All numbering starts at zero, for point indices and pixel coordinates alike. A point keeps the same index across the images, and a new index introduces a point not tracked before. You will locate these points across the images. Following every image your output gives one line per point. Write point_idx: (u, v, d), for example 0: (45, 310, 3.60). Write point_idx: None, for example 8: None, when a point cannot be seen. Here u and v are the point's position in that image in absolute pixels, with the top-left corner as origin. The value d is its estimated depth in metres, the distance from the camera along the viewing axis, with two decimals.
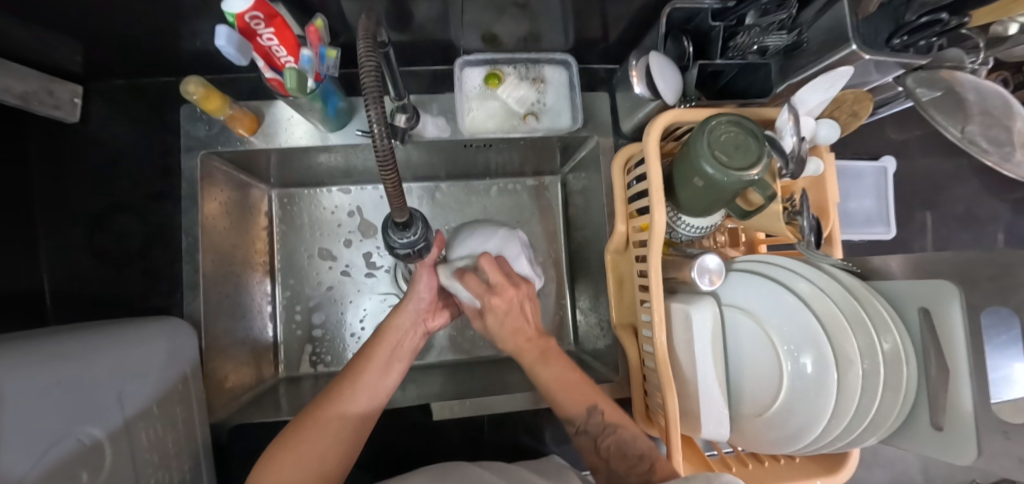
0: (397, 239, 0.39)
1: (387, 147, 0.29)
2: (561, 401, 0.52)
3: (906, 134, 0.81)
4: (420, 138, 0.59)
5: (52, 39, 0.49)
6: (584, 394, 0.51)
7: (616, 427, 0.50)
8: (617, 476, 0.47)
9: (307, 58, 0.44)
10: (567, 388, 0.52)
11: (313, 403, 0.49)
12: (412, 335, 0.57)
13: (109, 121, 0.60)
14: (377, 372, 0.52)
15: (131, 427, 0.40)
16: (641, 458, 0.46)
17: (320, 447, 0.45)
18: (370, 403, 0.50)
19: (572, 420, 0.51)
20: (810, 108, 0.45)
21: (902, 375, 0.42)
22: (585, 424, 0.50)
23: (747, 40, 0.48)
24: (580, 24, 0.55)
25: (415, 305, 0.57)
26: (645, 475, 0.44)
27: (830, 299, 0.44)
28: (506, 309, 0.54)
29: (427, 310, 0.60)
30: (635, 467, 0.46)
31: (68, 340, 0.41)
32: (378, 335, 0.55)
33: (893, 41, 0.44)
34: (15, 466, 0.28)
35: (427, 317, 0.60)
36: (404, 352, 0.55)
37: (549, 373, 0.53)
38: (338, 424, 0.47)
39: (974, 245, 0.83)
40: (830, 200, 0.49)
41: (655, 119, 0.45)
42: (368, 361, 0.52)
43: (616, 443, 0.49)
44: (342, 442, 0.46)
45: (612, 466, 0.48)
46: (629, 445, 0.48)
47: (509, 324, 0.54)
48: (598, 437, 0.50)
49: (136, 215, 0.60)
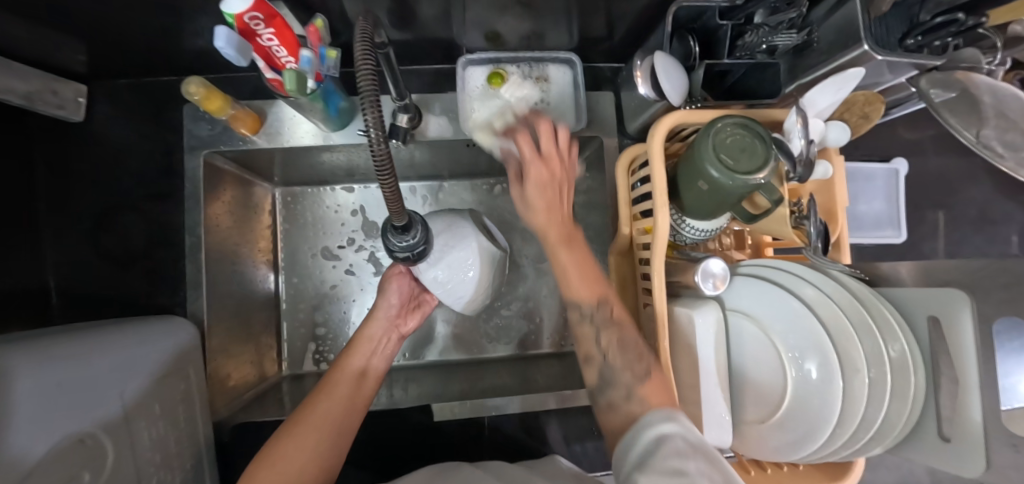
0: (396, 243, 0.39)
1: (383, 150, 0.28)
2: (571, 287, 0.47)
3: (918, 133, 0.79)
4: (422, 137, 0.59)
5: (54, 39, 0.48)
6: (596, 287, 0.46)
7: (619, 325, 0.46)
8: (609, 368, 0.44)
9: (307, 58, 0.43)
10: (585, 275, 0.46)
11: (291, 416, 0.48)
12: (386, 344, 0.60)
13: (113, 120, 0.60)
14: (350, 382, 0.53)
15: (131, 423, 0.41)
16: (640, 358, 0.43)
17: (301, 456, 0.44)
18: (350, 413, 0.50)
19: (577, 304, 0.47)
20: (820, 110, 0.44)
21: (910, 383, 0.40)
22: (592, 313, 0.46)
23: (755, 39, 0.47)
24: (583, 21, 0.53)
25: (384, 312, 0.60)
26: (641, 377, 0.41)
27: (836, 305, 0.43)
28: (548, 176, 0.45)
29: (397, 314, 0.62)
30: (633, 367, 0.42)
31: (73, 341, 0.41)
32: (351, 346, 0.57)
33: (906, 41, 0.43)
34: (17, 468, 0.29)
35: (399, 322, 0.62)
36: (380, 359, 0.58)
37: (564, 254, 0.46)
38: (314, 437, 0.46)
39: (988, 248, 0.81)
40: (839, 202, 0.48)
41: (659, 120, 0.45)
42: (339, 372, 0.54)
43: (616, 339, 0.45)
44: (322, 451, 0.46)
45: (609, 361, 0.44)
46: (630, 345, 0.44)
47: (551, 206, 0.45)
48: (599, 330, 0.45)
49: (139, 214, 0.60)
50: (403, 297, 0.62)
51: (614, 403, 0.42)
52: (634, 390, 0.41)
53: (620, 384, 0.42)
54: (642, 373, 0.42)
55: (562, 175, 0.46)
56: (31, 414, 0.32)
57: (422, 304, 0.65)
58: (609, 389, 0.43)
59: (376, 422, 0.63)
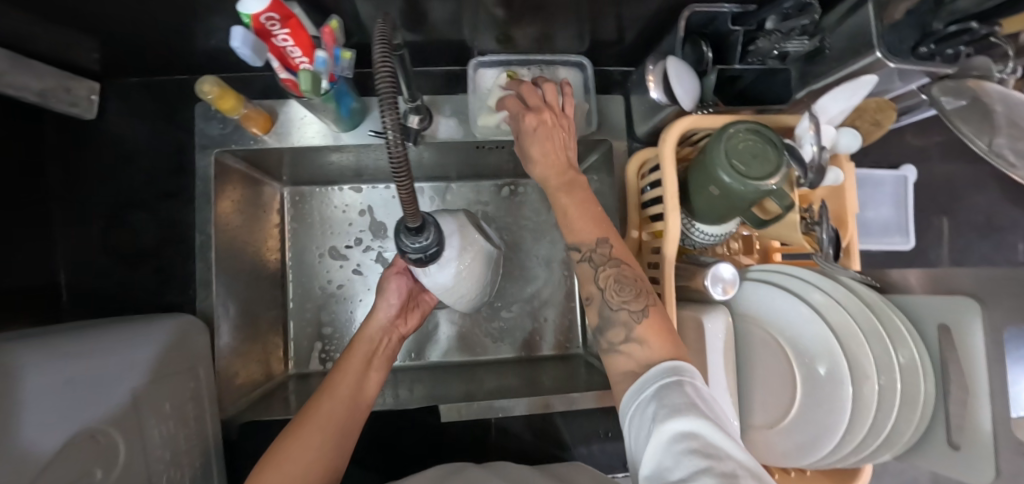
0: (409, 244, 0.39)
1: (400, 150, 0.28)
2: (571, 228, 0.44)
3: (926, 140, 0.79)
4: (432, 138, 0.59)
5: (69, 37, 0.49)
6: (597, 225, 0.43)
7: (620, 263, 0.42)
8: (606, 306, 0.41)
9: (322, 59, 0.43)
10: (586, 215, 0.44)
11: (295, 418, 0.48)
12: (386, 345, 0.59)
13: (125, 118, 0.60)
14: (352, 383, 0.52)
15: (143, 420, 0.41)
16: (638, 296, 0.41)
17: (306, 458, 0.44)
18: (354, 413, 0.50)
19: (576, 246, 0.44)
20: (831, 116, 0.44)
21: (919, 391, 0.40)
22: (591, 252, 0.43)
23: (767, 45, 0.46)
24: (594, 25, 0.54)
25: (383, 312, 0.59)
26: (638, 314, 0.39)
27: (846, 311, 0.43)
28: (545, 122, 0.45)
29: (397, 314, 0.61)
30: (628, 303, 0.40)
31: (82, 339, 0.41)
32: (351, 347, 0.56)
33: (918, 50, 0.43)
34: (31, 465, 0.29)
35: (399, 321, 0.62)
36: (382, 359, 0.57)
37: (565, 191, 0.44)
38: (319, 438, 0.46)
39: (995, 255, 0.81)
40: (849, 209, 0.48)
41: (671, 125, 0.45)
42: (340, 373, 0.53)
43: (616, 277, 0.42)
44: (326, 453, 0.46)
45: (607, 300, 0.42)
46: (628, 284, 0.41)
47: (549, 149, 0.45)
48: (598, 268, 0.42)
49: (148, 211, 0.60)
50: (402, 297, 0.61)
51: (614, 344, 0.40)
52: (632, 329, 0.39)
53: (618, 323, 0.40)
54: (640, 311, 0.40)
55: (558, 125, 0.45)
56: (40, 411, 0.32)
57: (419, 304, 0.65)
58: (607, 330, 0.41)
59: (382, 422, 0.63)
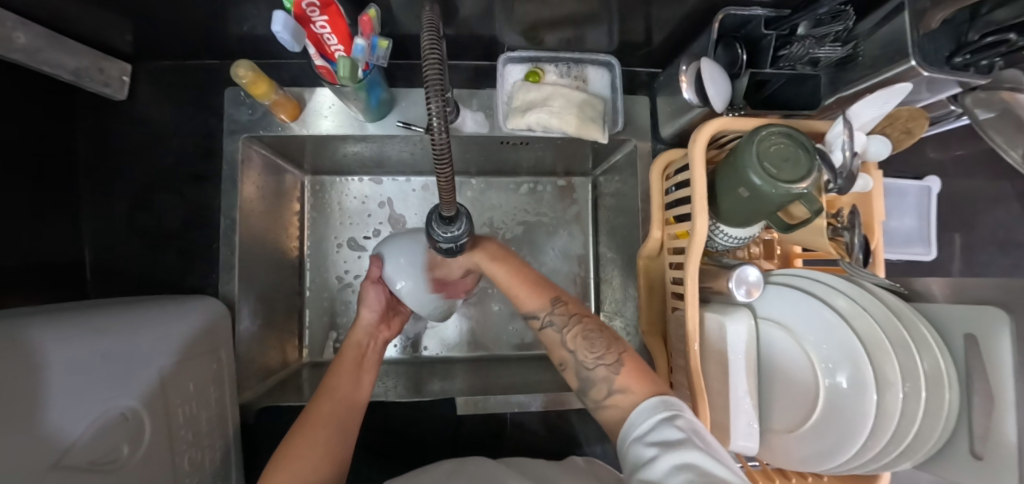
0: (440, 233, 0.39)
1: (444, 142, 0.28)
2: (521, 298, 0.51)
3: (948, 153, 0.79)
4: (458, 133, 0.60)
5: (106, 18, 0.49)
6: (543, 290, 0.50)
7: (580, 320, 0.49)
8: (584, 366, 0.46)
9: (359, 47, 0.43)
10: (528, 284, 0.51)
11: (300, 420, 0.48)
12: (372, 349, 0.58)
13: (154, 101, 0.61)
14: (348, 384, 0.52)
15: (168, 400, 0.41)
16: (608, 350, 0.46)
17: (315, 454, 0.44)
18: (352, 409, 0.50)
19: (533, 314, 0.50)
20: (864, 122, 0.44)
21: (944, 400, 0.40)
22: (549, 315, 0.49)
23: (801, 50, 0.47)
24: (625, 26, 0.54)
25: (366, 319, 0.58)
26: (615, 367, 0.44)
27: (871, 317, 0.43)
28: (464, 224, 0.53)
29: (380, 321, 0.60)
30: (603, 358, 0.45)
31: (108, 319, 0.42)
32: (341, 353, 0.56)
33: (953, 60, 0.43)
34: (58, 442, 0.29)
35: (383, 330, 0.61)
36: (371, 362, 0.57)
37: (493, 268, 0.51)
38: (324, 435, 0.46)
39: (1013, 271, 0.81)
40: (876, 217, 0.48)
41: (701, 126, 0.45)
42: (334, 375, 0.53)
43: (582, 335, 0.48)
44: (332, 447, 0.45)
45: (581, 361, 0.47)
46: (596, 339, 0.47)
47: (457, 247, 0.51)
48: (562, 329, 0.48)
49: (175, 193, 0.61)
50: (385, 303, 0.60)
51: (601, 401, 0.45)
52: (613, 382, 0.44)
53: (600, 381, 0.45)
54: (615, 363, 0.45)
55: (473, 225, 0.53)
56: (65, 387, 0.32)
57: (398, 312, 0.64)
58: (590, 389, 0.46)
59: (396, 413, 0.62)
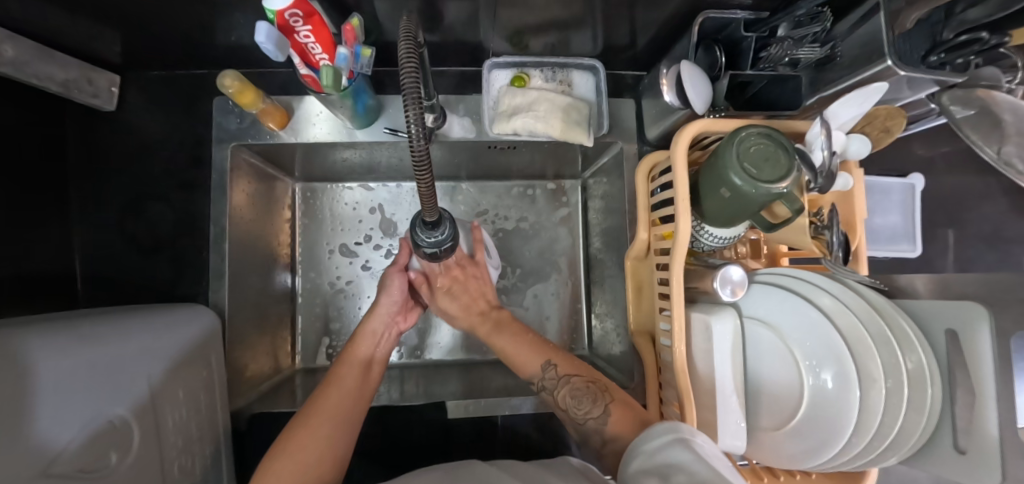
0: (424, 238, 0.39)
1: (423, 149, 0.28)
2: (519, 364, 0.55)
3: (934, 150, 0.80)
4: (445, 137, 0.60)
5: (94, 31, 0.50)
6: (537, 354, 0.55)
7: (571, 378, 0.52)
8: (580, 423, 0.49)
9: (343, 56, 0.44)
10: (521, 349, 0.56)
11: (305, 409, 0.48)
12: (385, 340, 0.59)
13: (143, 111, 0.61)
14: (356, 377, 0.53)
15: (158, 408, 0.41)
16: (596, 403, 0.48)
17: (318, 447, 0.44)
18: (355, 405, 0.50)
19: (531, 378, 0.55)
20: (842, 123, 0.45)
21: (927, 395, 0.41)
22: (542, 380, 0.53)
23: (779, 52, 0.47)
24: (608, 30, 0.55)
25: (386, 308, 0.59)
26: (602, 418, 0.47)
27: (854, 315, 0.44)
28: (461, 287, 0.61)
29: (398, 311, 0.61)
30: (590, 411, 0.48)
31: (94, 329, 0.41)
32: (354, 339, 0.57)
33: (929, 58, 0.44)
34: (46, 452, 0.30)
35: (400, 320, 0.62)
36: (382, 354, 0.58)
37: (498, 338, 0.58)
38: (328, 429, 0.46)
39: (1001, 266, 0.81)
40: (857, 215, 0.49)
41: (683, 128, 0.46)
42: (343, 365, 0.53)
43: (572, 393, 0.50)
44: (335, 442, 0.45)
45: (576, 420, 0.50)
46: (583, 395, 0.49)
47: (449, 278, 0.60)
48: (553, 390, 0.52)
49: (164, 202, 0.61)
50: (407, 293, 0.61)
51: (601, 449, 0.48)
52: (604, 433, 0.47)
53: (592, 432, 0.48)
54: (602, 414, 0.47)
55: (478, 285, 0.62)
56: (51, 397, 0.32)
57: (416, 304, 0.65)
58: (590, 439, 0.49)
59: (390, 418, 0.64)
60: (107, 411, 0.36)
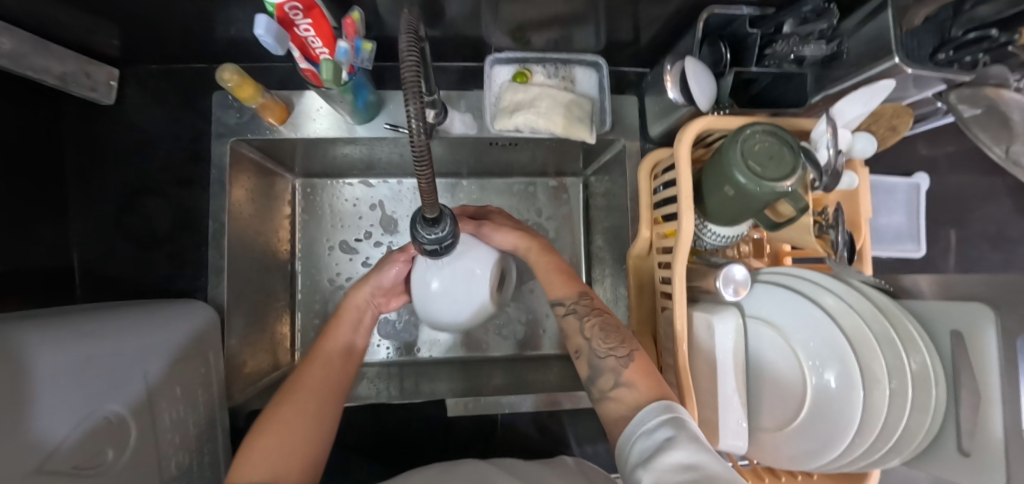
0: (425, 235, 0.38)
1: (423, 144, 0.27)
2: (552, 286, 0.54)
3: (939, 150, 0.79)
4: (446, 134, 0.60)
5: (92, 23, 0.49)
6: (571, 284, 0.54)
7: (601, 313, 0.51)
8: (596, 353, 0.47)
9: (343, 50, 0.43)
10: (561, 275, 0.55)
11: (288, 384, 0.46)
12: (368, 317, 0.58)
13: (142, 105, 0.61)
14: (340, 353, 0.52)
15: (155, 405, 0.41)
16: (622, 343, 0.47)
17: (307, 423, 0.43)
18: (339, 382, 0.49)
19: (560, 301, 0.53)
20: (847, 120, 0.45)
21: (931, 396, 0.40)
22: (574, 303, 0.52)
23: (785, 49, 0.46)
24: (611, 26, 0.54)
25: (375, 283, 0.57)
26: (625, 360, 0.45)
27: (857, 315, 0.43)
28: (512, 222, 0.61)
29: (383, 291, 0.59)
30: (615, 350, 0.46)
31: (86, 325, 0.40)
32: (338, 313, 0.56)
33: (937, 56, 0.43)
34: (40, 450, 0.30)
35: (382, 300, 0.60)
36: (364, 329, 0.57)
37: (539, 261, 0.57)
38: (314, 403, 0.45)
39: (1005, 267, 0.81)
40: (863, 214, 0.48)
41: (686, 125, 0.45)
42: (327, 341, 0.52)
43: (600, 327, 0.49)
44: (322, 418, 0.44)
45: (595, 349, 0.47)
46: (612, 331, 0.48)
47: (513, 234, 0.58)
48: (583, 316, 0.50)
49: (163, 197, 0.61)
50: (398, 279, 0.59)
51: (605, 391, 0.45)
52: (619, 374, 0.44)
53: (607, 370, 0.45)
54: (625, 357, 0.45)
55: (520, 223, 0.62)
56: (47, 395, 0.31)
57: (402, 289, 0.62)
58: (598, 378, 0.46)
59: (389, 415, 0.64)
60: (101, 409, 0.35)
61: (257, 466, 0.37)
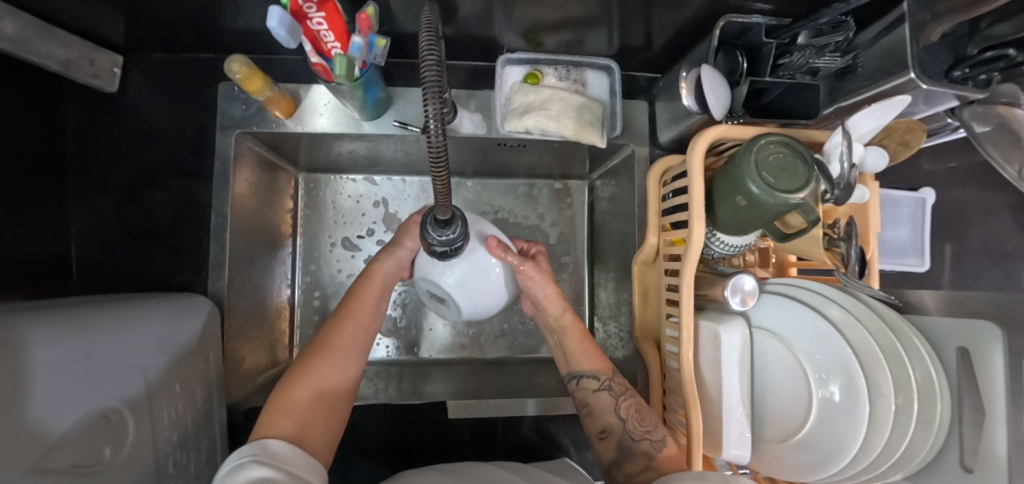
0: (435, 236, 0.38)
1: (441, 143, 0.26)
2: (580, 361, 0.54)
3: (942, 165, 0.80)
4: (455, 133, 0.59)
5: (97, 10, 0.48)
6: (600, 357, 0.54)
7: (635, 394, 0.51)
8: (630, 441, 0.48)
9: (357, 45, 0.43)
10: (588, 351, 0.55)
11: (305, 354, 0.46)
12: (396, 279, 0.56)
13: (144, 94, 0.60)
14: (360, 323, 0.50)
15: (153, 402, 0.40)
16: (656, 426, 0.48)
17: (316, 400, 0.42)
18: (352, 357, 0.48)
19: (592, 376, 0.53)
20: (861, 133, 0.44)
21: (936, 412, 0.40)
22: (609, 380, 0.52)
23: (801, 59, 0.47)
24: (625, 31, 0.54)
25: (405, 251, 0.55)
26: (659, 444, 0.46)
27: (865, 329, 0.43)
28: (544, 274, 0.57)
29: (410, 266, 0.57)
30: (651, 433, 0.47)
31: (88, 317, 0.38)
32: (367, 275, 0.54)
33: (952, 73, 0.44)
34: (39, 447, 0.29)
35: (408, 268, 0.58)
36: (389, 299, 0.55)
37: (572, 334, 0.55)
38: (326, 381, 0.44)
39: (1004, 283, 0.81)
40: (872, 228, 0.49)
41: (698, 135, 0.45)
42: (352, 308, 0.51)
43: (636, 408, 0.50)
44: (333, 396, 0.44)
45: (629, 432, 0.48)
46: (647, 413, 0.49)
47: (551, 289, 0.55)
48: (617, 396, 0.51)
49: (164, 188, 0.60)
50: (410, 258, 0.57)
51: (633, 475, 0.45)
52: (653, 459, 0.45)
53: (641, 455, 0.46)
54: (660, 441, 0.47)
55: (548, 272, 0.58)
56: (49, 388, 0.31)
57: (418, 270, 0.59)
58: (626, 461, 0.47)
59: (390, 416, 0.64)
60: (98, 406, 0.34)
61: (288, 409, 0.40)
